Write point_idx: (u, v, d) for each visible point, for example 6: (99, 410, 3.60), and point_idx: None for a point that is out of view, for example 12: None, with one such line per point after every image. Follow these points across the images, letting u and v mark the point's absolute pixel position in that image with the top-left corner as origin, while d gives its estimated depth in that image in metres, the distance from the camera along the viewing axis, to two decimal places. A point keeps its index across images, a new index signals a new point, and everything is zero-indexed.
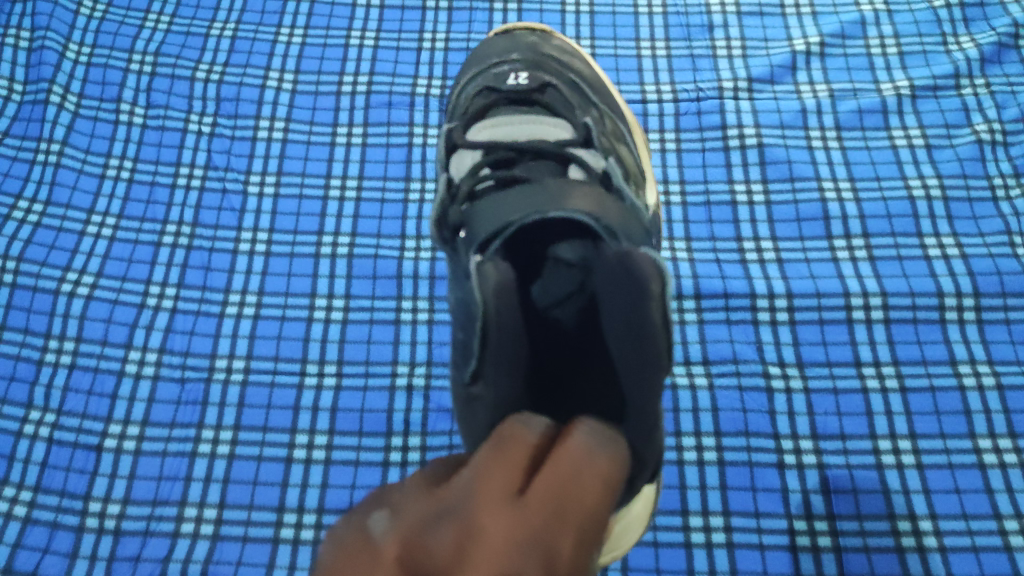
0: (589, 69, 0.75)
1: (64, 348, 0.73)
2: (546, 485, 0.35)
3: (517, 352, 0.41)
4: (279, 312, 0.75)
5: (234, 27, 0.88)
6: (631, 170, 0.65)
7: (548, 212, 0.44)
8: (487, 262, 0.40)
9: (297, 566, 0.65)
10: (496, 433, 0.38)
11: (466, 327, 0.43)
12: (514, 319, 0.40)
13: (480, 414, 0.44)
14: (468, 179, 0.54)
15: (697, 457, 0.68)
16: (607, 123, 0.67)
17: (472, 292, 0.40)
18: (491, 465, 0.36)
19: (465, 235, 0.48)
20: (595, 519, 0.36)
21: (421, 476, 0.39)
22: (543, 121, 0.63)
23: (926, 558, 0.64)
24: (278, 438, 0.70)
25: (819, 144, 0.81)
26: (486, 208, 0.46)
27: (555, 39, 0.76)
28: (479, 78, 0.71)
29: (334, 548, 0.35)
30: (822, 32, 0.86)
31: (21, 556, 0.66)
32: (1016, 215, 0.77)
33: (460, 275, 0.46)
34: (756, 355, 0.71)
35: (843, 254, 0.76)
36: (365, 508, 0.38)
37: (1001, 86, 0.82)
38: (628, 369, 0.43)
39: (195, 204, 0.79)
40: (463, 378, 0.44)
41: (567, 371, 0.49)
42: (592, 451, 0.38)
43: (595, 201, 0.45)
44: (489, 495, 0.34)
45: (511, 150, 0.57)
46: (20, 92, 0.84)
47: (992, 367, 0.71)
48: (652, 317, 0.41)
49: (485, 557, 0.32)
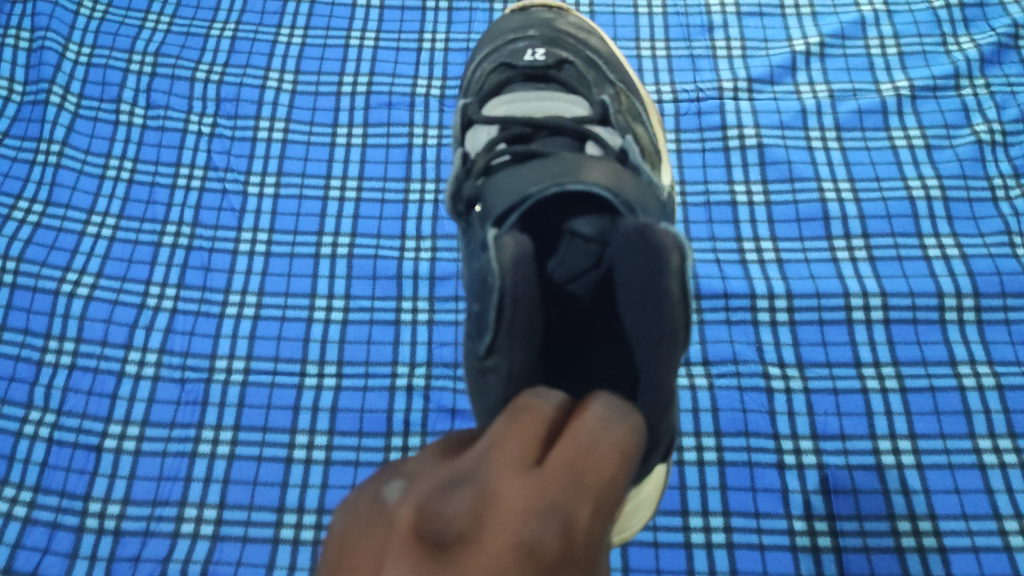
0: (605, 47, 0.75)
1: (64, 348, 0.73)
2: (563, 455, 0.35)
3: (532, 322, 0.42)
4: (279, 312, 0.75)
5: (234, 27, 0.88)
6: (647, 149, 0.64)
7: (566, 183, 0.45)
8: (505, 235, 0.42)
9: (297, 566, 0.65)
10: (512, 405, 0.38)
11: (482, 298, 0.43)
12: (529, 291, 0.41)
13: (493, 387, 0.43)
14: (483, 153, 0.55)
15: (697, 457, 0.68)
16: (623, 101, 0.66)
17: (490, 264, 0.42)
18: (507, 435, 0.36)
19: (481, 210, 0.48)
20: (612, 491, 0.36)
21: (436, 449, 0.39)
22: (560, 97, 0.63)
23: (926, 557, 0.64)
24: (278, 438, 0.70)
25: (819, 144, 0.81)
26: (503, 181, 0.47)
27: (571, 16, 0.76)
28: (494, 55, 0.71)
29: (350, 519, 0.35)
30: (822, 32, 0.86)
31: (20, 557, 0.66)
32: (1015, 215, 0.77)
33: (476, 249, 0.47)
34: (756, 355, 0.71)
35: (843, 254, 0.76)
36: (378, 480, 0.38)
37: (1001, 86, 0.82)
38: (643, 341, 0.44)
39: (195, 204, 0.79)
40: (477, 351, 0.44)
41: (576, 348, 0.51)
42: (609, 423, 0.37)
43: (611, 174, 0.46)
44: (505, 464, 0.34)
45: (527, 125, 0.57)
46: (20, 93, 0.83)
47: (992, 366, 0.71)
48: (670, 288, 0.41)
49: (502, 524, 0.32)
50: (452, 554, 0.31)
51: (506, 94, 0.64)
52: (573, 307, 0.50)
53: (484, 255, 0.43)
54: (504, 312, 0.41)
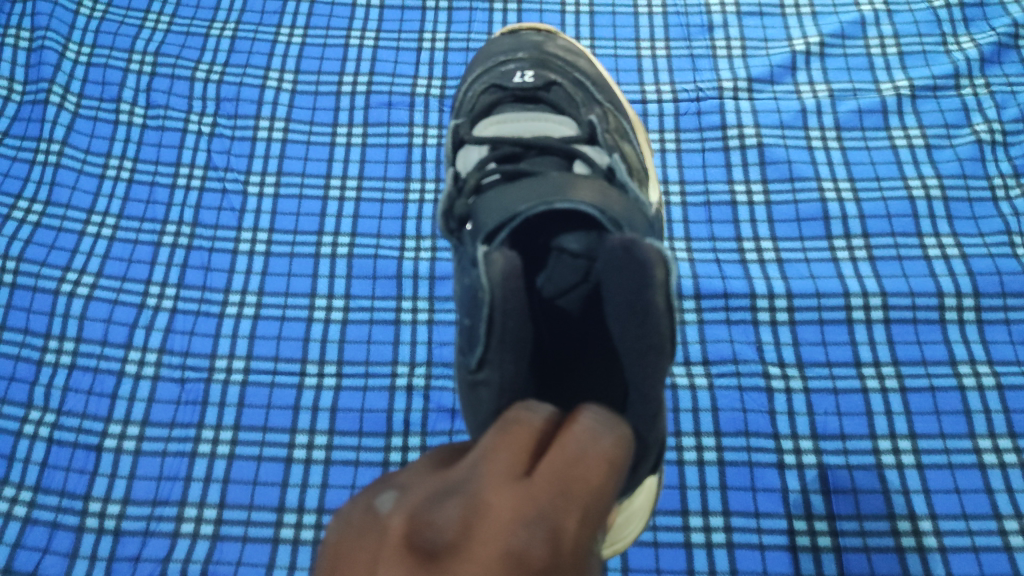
0: (593, 69, 0.74)
1: (64, 348, 0.73)
2: (552, 465, 0.35)
3: (522, 334, 0.42)
4: (279, 312, 0.75)
5: (234, 27, 0.88)
6: (635, 167, 0.64)
7: (554, 203, 0.45)
8: (495, 251, 0.41)
9: (297, 565, 0.65)
10: (502, 418, 0.38)
11: (473, 313, 0.43)
12: (520, 304, 0.41)
13: (485, 400, 0.44)
14: (475, 172, 0.55)
15: (697, 457, 0.68)
16: (611, 121, 0.66)
17: (480, 280, 0.41)
18: (497, 447, 0.36)
19: (472, 227, 0.48)
20: (599, 501, 0.35)
21: (428, 460, 0.39)
22: (548, 117, 0.63)
23: (926, 558, 0.64)
24: (278, 438, 0.70)
25: (818, 144, 0.81)
26: (492, 199, 0.46)
27: (561, 39, 0.76)
28: (485, 75, 0.71)
29: (342, 529, 0.35)
30: (822, 32, 0.86)
31: (20, 556, 0.66)
32: (1016, 215, 0.77)
33: (467, 264, 0.47)
34: (756, 355, 0.71)
35: (843, 254, 0.76)
36: (371, 491, 0.38)
37: (1001, 86, 0.82)
38: (632, 353, 0.43)
39: (195, 204, 0.79)
40: (467, 364, 0.44)
41: (569, 359, 0.51)
42: (597, 433, 0.37)
43: (600, 192, 0.46)
44: (495, 475, 0.34)
45: (516, 145, 0.57)
46: (20, 93, 0.84)
47: (992, 367, 0.71)
48: (655, 301, 0.41)
49: (492, 533, 0.32)
50: (442, 562, 0.31)
51: (496, 115, 0.64)
52: (563, 322, 0.51)
53: (475, 270, 0.43)
54: (494, 326, 0.41)
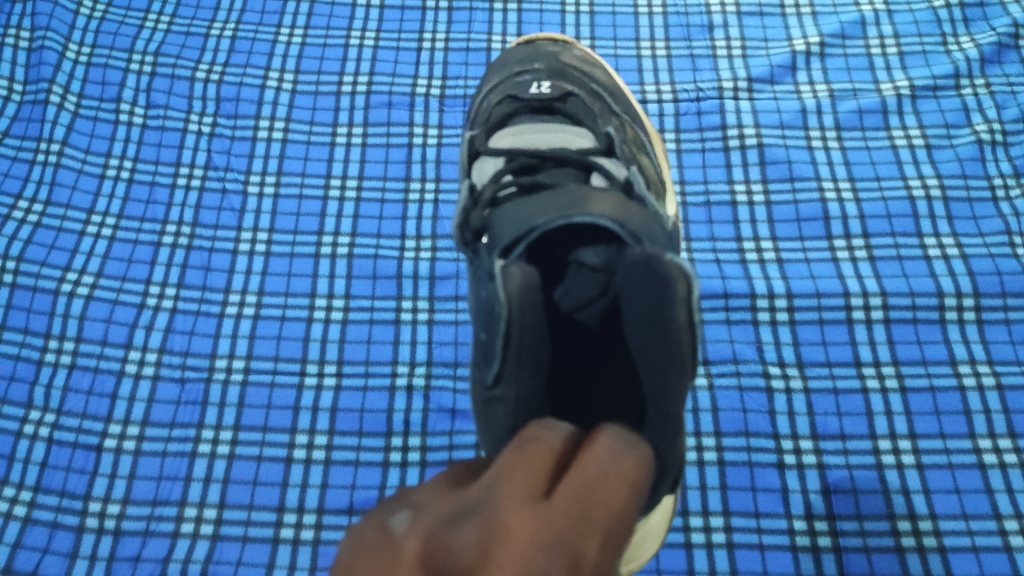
0: (610, 79, 0.74)
1: (64, 348, 0.73)
2: (572, 488, 0.35)
3: (539, 350, 0.42)
4: (279, 312, 0.75)
5: (234, 27, 0.88)
6: (652, 179, 0.64)
7: (572, 216, 0.45)
8: (513, 264, 0.41)
9: (297, 566, 0.65)
10: (519, 437, 0.38)
11: (489, 328, 0.43)
12: (536, 319, 0.41)
13: (500, 416, 0.43)
14: (490, 185, 0.55)
15: (697, 457, 0.68)
16: (628, 132, 0.66)
17: (497, 294, 0.41)
18: (515, 467, 0.36)
19: (487, 240, 0.48)
20: (620, 523, 0.36)
21: (443, 479, 0.39)
22: (567, 130, 0.63)
23: (926, 558, 0.64)
24: (277, 438, 0.70)
25: (818, 144, 0.81)
26: (508, 211, 0.47)
27: (576, 49, 0.76)
28: (500, 86, 0.71)
29: (353, 546, 0.36)
30: (822, 32, 0.86)
31: (20, 557, 0.66)
32: (1015, 215, 0.77)
33: (483, 278, 0.47)
34: (756, 355, 0.71)
35: (843, 254, 0.76)
36: (384, 510, 0.38)
37: (1001, 86, 0.82)
38: (650, 369, 0.43)
39: (195, 204, 0.79)
40: (484, 380, 0.44)
41: (584, 375, 0.51)
42: (618, 455, 0.37)
43: (618, 205, 0.46)
44: (513, 497, 0.34)
45: (532, 156, 0.57)
46: (20, 92, 0.83)
47: (992, 367, 0.71)
48: (676, 318, 0.41)
49: (510, 557, 0.32)
50: None
51: (513, 127, 0.65)
52: (580, 335, 0.50)
53: (491, 284, 0.43)
54: (510, 342, 0.41)
